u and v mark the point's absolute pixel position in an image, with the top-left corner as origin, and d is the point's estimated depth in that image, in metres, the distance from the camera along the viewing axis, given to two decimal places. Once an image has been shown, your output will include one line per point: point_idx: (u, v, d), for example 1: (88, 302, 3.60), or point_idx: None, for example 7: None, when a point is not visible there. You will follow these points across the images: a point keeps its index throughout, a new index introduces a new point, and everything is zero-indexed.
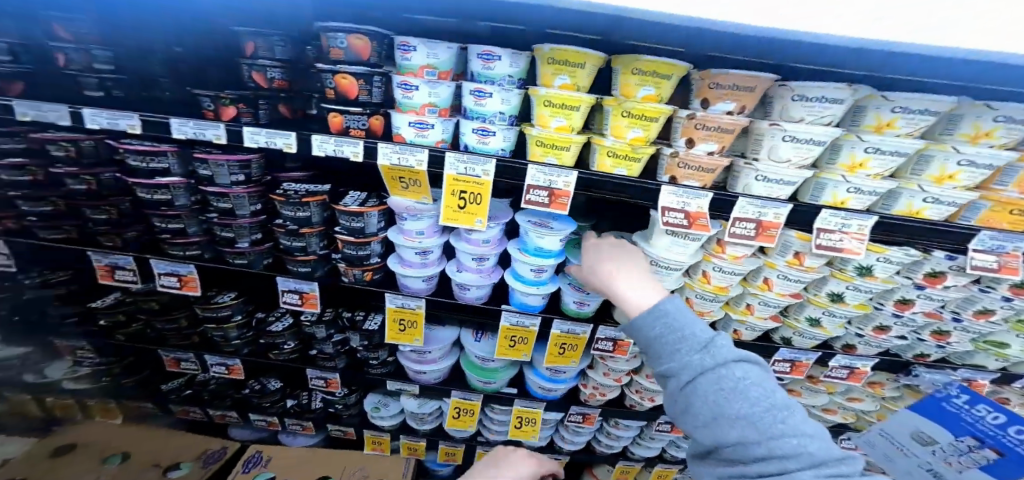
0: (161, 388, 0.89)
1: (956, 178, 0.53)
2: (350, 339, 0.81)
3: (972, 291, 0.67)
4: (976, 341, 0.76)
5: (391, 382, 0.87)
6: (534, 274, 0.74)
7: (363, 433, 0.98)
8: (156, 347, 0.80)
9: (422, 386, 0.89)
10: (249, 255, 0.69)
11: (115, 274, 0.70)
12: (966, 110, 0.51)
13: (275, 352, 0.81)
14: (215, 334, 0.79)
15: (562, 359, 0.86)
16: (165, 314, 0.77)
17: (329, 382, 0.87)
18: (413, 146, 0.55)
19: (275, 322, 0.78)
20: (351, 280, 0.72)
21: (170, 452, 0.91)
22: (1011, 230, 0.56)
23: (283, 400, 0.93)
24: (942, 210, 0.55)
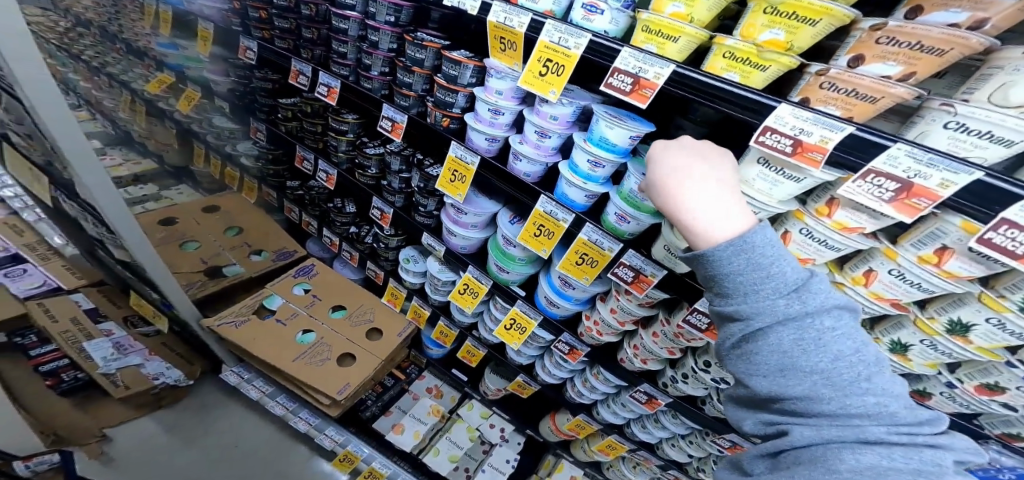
0: (288, 184, 1.46)
1: None
2: (415, 177, 1.12)
3: None
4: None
5: (426, 235, 1.21)
6: (592, 165, 0.84)
7: (389, 280, 1.47)
8: (297, 144, 1.29)
9: (446, 249, 1.20)
10: (375, 82, 1.03)
11: (300, 78, 1.12)
12: None
13: (361, 172, 1.20)
14: (333, 142, 1.20)
15: (577, 270, 0.96)
16: (314, 118, 1.21)
17: (383, 217, 1.26)
18: (521, 9, 0.78)
19: (369, 147, 1.16)
20: (433, 121, 1.00)
21: (261, 240, 1.51)
22: None
23: (350, 222, 1.43)
24: None
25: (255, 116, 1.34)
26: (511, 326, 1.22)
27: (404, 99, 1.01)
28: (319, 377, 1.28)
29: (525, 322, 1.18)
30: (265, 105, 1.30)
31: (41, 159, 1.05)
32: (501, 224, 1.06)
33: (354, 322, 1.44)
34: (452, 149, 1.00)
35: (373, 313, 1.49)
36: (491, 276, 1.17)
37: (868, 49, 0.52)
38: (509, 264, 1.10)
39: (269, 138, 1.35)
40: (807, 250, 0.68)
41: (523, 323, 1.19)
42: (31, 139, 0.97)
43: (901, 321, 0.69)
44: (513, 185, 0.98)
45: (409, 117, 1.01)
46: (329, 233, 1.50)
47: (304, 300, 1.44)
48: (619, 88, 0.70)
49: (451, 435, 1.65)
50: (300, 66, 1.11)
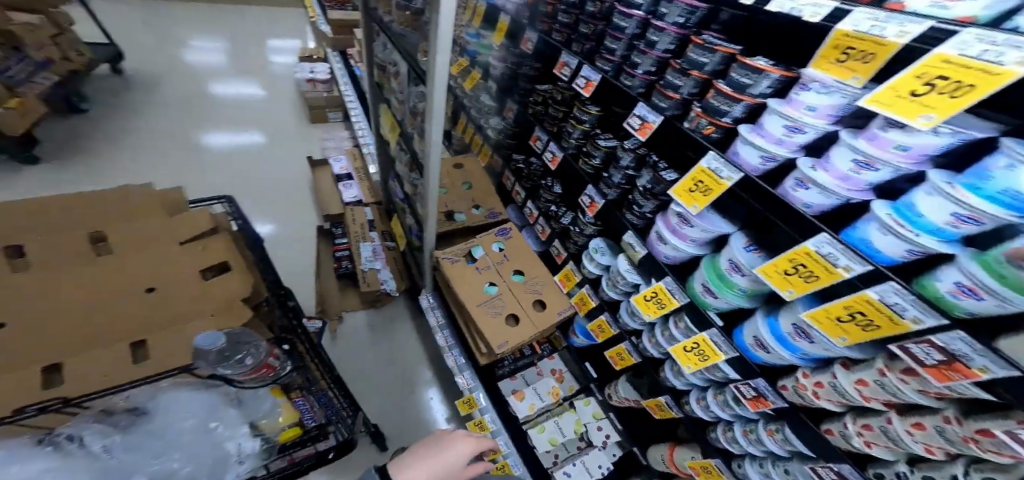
0: (512, 156, 1.74)
1: None
2: (643, 177, 1.10)
3: None
4: None
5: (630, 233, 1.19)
6: (945, 224, 0.55)
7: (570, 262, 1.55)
8: (535, 124, 1.50)
9: (647, 253, 1.17)
10: (636, 79, 1.04)
11: (564, 69, 1.25)
12: None
13: (585, 160, 1.27)
14: (569, 128, 1.30)
15: (836, 329, 0.73)
16: (561, 105, 1.34)
17: (589, 205, 1.31)
18: (914, 14, 0.53)
19: (602, 139, 1.21)
20: (692, 127, 0.95)
21: (483, 199, 1.87)
22: None
23: (551, 203, 1.55)
24: None
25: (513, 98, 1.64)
26: (689, 348, 1.13)
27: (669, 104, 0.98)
28: (489, 325, 1.46)
29: (710, 353, 1.07)
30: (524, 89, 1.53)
31: (400, 117, 1.71)
32: (730, 247, 0.95)
33: (527, 289, 1.57)
34: (706, 158, 0.92)
35: (542, 287, 1.59)
36: (689, 294, 1.09)
37: None
38: (722, 291, 0.99)
39: (517, 116, 1.64)
40: None
41: (707, 352, 1.08)
42: (405, 106, 1.57)
43: None
44: (778, 213, 0.81)
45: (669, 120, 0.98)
46: (530, 206, 1.69)
47: (497, 257, 1.64)
48: None
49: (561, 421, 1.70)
50: (569, 58, 1.22)
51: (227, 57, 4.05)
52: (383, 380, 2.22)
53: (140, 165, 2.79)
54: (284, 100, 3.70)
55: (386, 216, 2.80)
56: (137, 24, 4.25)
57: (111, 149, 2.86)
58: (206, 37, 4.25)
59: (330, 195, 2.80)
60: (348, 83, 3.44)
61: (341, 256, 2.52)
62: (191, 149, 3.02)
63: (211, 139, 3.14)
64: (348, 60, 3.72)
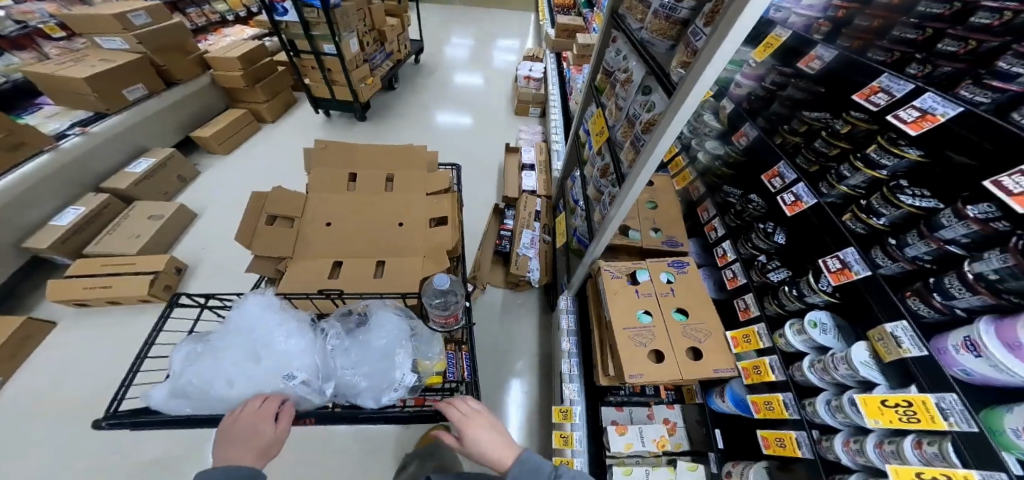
0: (728, 189, 1.53)
1: None
2: (986, 258, 0.65)
3: None
4: None
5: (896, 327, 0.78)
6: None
7: (764, 329, 1.19)
8: (784, 158, 1.22)
9: (924, 360, 0.71)
10: (999, 97, 0.69)
11: (876, 92, 0.90)
12: None
13: (863, 215, 0.90)
14: (848, 169, 0.97)
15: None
16: (843, 138, 1.01)
17: (838, 272, 0.93)
18: None
19: (907, 196, 0.81)
20: None
21: (671, 222, 1.72)
22: None
23: (769, 252, 1.26)
24: None
25: (754, 122, 1.38)
26: (924, 477, 0.65)
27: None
28: (630, 350, 1.25)
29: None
30: (779, 114, 1.29)
31: (612, 122, 1.83)
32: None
33: (687, 333, 1.29)
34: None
35: (706, 337, 1.28)
36: (981, 427, 0.62)
37: None
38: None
39: (753, 143, 1.38)
40: None
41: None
42: (628, 124, 1.66)
43: None
44: None
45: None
46: (732, 248, 1.43)
47: (662, 288, 1.44)
48: None
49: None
50: (887, 79, 0.90)
51: (471, 49, 4.89)
52: (498, 359, 2.32)
53: (394, 122, 3.67)
54: (502, 91, 4.25)
55: (552, 211, 2.90)
56: (424, 18, 5.56)
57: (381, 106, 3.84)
58: (465, 30, 5.27)
59: (512, 180, 3.08)
60: (556, 84, 3.65)
61: (503, 235, 2.73)
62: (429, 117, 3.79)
63: (442, 112, 3.87)
64: (563, 62, 3.95)
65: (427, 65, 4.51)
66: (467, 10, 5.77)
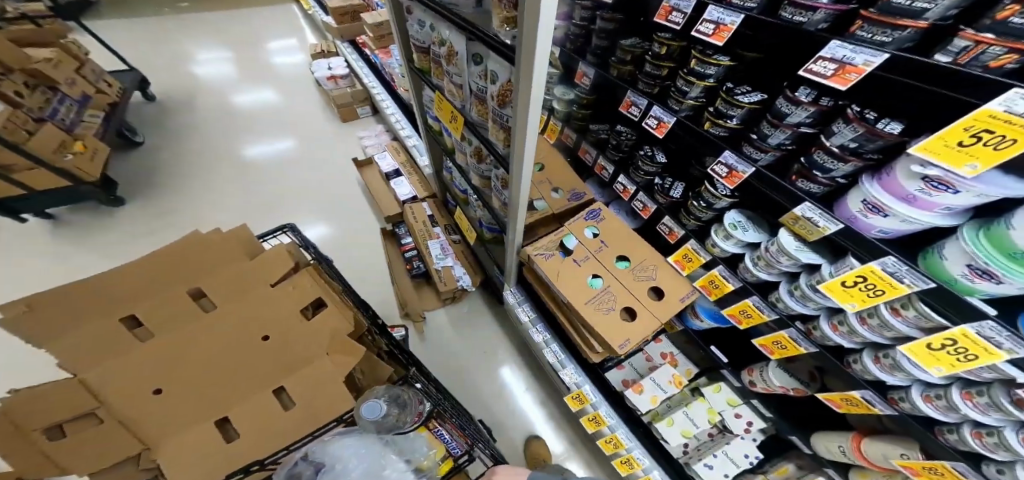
0: (593, 128, 1.58)
1: None
2: (840, 132, 0.74)
3: None
4: None
5: (807, 205, 0.88)
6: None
7: (693, 242, 1.33)
8: (628, 87, 1.30)
9: (845, 229, 0.82)
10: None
11: (671, 14, 1.03)
12: None
13: (718, 123, 1.03)
14: (684, 85, 1.09)
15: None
16: (664, 59, 1.14)
17: (730, 174, 1.04)
18: None
19: (743, 95, 0.95)
20: (889, 41, 0.61)
21: (561, 179, 1.74)
22: None
23: (655, 174, 1.39)
24: None
25: (584, 60, 1.42)
26: (934, 345, 0.77)
27: (852, 34, 0.65)
28: (602, 324, 1.40)
29: (981, 352, 0.68)
30: (598, 49, 1.36)
31: (460, 102, 1.41)
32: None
33: (639, 276, 1.49)
34: (995, 97, 0.50)
35: (655, 272, 1.50)
36: (933, 278, 0.71)
37: None
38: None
39: (595, 81, 1.44)
40: None
41: (975, 355, 0.70)
42: (460, 88, 1.34)
43: None
44: None
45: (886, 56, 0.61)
46: (623, 181, 1.51)
47: (594, 245, 1.56)
48: None
49: (690, 411, 1.80)
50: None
51: (236, 63, 3.91)
52: (475, 374, 2.26)
53: (195, 192, 2.82)
54: (309, 99, 3.58)
55: (445, 208, 2.69)
56: (149, 35, 4.19)
57: (161, 180, 2.87)
58: (213, 41, 4.15)
59: (384, 195, 2.74)
60: (370, 75, 3.19)
61: (411, 256, 2.49)
62: (237, 162, 3.04)
63: (251, 153, 3.12)
64: (360, 45, 3.50)
65: (189, 102, 3.46)
66: (198, 14, 4.49)
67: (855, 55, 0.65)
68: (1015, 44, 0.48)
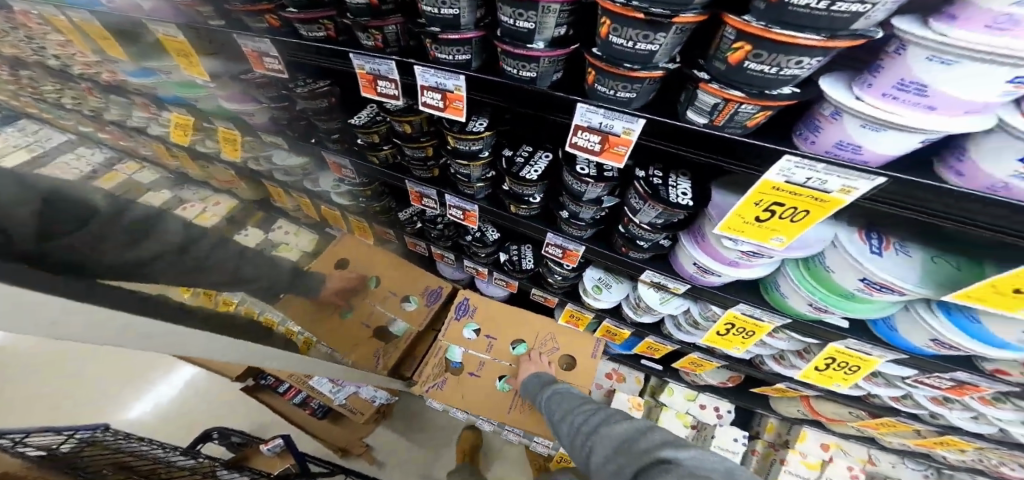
0: (399, 216, 1.27)
1: None
2: (641, 210, 0.65)
3: None
4: None
5: (650, 272, 0.82)
6: (1011, 178, 0.36)
7: (569, 304, 1.17)
8: (404, 179, 0.97)
9: (694, 286, 0.80)
10: (471, 48, 0.57)
11: (379, 86, 0.71)
12: None
13: (522, 206, 0.78)
14: (460, 172, 0.81)
15: (1012, 302, 0.46)
16: (415, 141, 0.84)
17: (566, 254, 0.86)
18: None
19: (528, 171, 0.71)
20: (636, 96, 0.47)
21: (398, 284, 1.38)
22: None
23: (497, 252, 1.14)
24: None
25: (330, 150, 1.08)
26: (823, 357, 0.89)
27: (594, 92, 0.50)
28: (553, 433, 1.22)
29: (858, 361, 0.83)
30: (327, 134, 1.05)
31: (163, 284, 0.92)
32: (848, 266, 0.57)
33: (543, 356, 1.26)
34: (772, 168, 0.46)
35: (554, 338, 1.30)
36: (787, 313, 0.76)
37: None
38: (848, 309, 0.65)
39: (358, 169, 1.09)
40: None
41: (854, 362, 0.85)
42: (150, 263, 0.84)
43: None
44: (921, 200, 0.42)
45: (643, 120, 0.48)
46: (470, 264, 1.25)
47: (482, 345, 1.28)
48: None
49: (664, 425, 1.56)
50: (363, 63, 0.69)
51: None
52: None
53: None
54: None
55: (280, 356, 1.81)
56: None
57: None
58: None
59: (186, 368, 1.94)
60: None
61: (303, 398, 1.73)
62: None
63: None
64: None
65: None
66: None
67: (611, 123, 0.51)
68: (762, 102, 0.41)
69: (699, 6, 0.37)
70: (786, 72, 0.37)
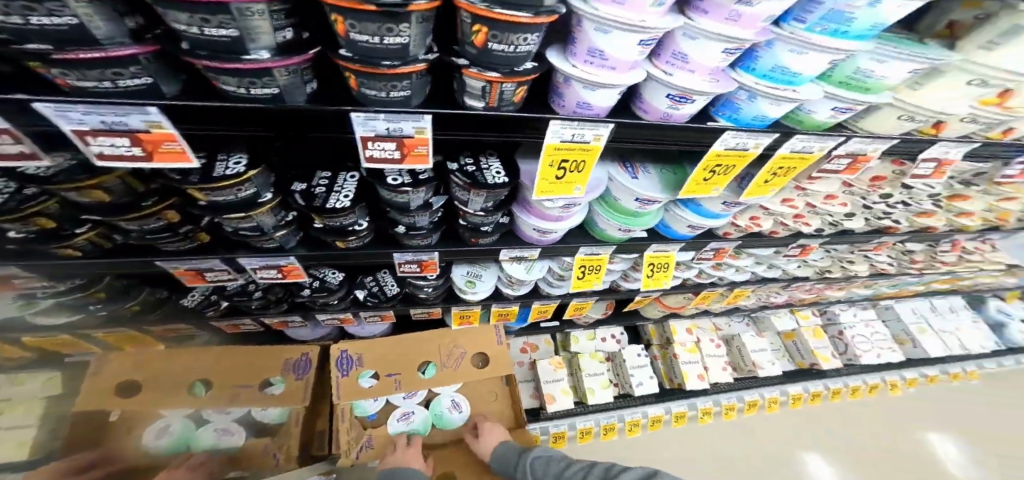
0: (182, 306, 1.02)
1: None
2: (472, 200, 0.71)
3: None
4: None
5: (506, 250, 0.90)
6: (669, 109, 0.55)
7: (452, 308, 1.21)
8: (153, 259, 0.76)
9: (543, 248, 0.92)
10: (149, 68, 0.39)
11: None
12: None
13: (351, 236, 0.76)
14: (240, 226, 0.69)
15: (706, 187, 0.73)
16: (134, 209, 0.61)
17: (423, 265, 0.89)
18: None
19: (336, 200, 0.67)
20: (410, 93, 0.49)
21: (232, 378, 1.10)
22: None
23: (350, 292, 1.07)
24: None
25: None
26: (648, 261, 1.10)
27: (363, 95, 0.48)
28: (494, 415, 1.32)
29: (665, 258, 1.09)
30: None
31: None
32: (624, 191, 0.76)
33: (455, 365, 1.25)
34: (547, 134, 0.55)
35: (461, 346, 1.28)
36: (608, 240, 0.95)
37: None
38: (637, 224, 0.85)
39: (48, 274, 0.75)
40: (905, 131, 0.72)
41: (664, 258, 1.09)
42: None
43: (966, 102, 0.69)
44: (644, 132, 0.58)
45: (428, 117, 0.51)
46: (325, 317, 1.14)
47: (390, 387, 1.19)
48: None
49: (587, 371, 1.72)
50: None
51: None
52: None
53: None
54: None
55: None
56: None
57: None
58: None
59: None
60: None
61: None
62: None
63: None
64: None
65: None
66: None
67: (399, 126, 0.51)
68: (517, 80, 0.49)
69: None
70: (520, 50, 0.45)
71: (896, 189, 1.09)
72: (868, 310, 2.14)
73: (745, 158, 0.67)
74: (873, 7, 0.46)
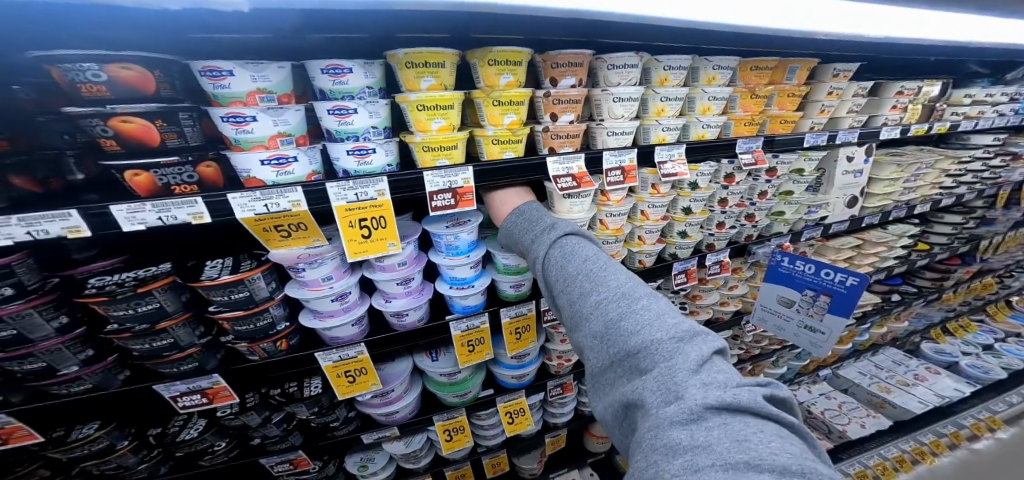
0: None
1: (675, 241, 1.05)
2: (299, 411, 0.83)
3: (725, 163, 0.99)
4: (772, 217, 1.22)
5: (365, 436, 0.96)
6: (405, 288, 0.79)
7: None
8: None
9: (402, 425, 0.99)
10: (91, 378, 0.58)
11: None
12: (647, 126, 0.84)
13: (207, 457, 0.79)
14: (105, 469, 0.70)
15: (477, 354, 0.92)
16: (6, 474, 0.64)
17: (296, 462, 0.91)
18: (278, 187, 0.53)
19: (187, 430, 0.75)
20: (231, 339, 0.67)
21: None
22: (747, 135, 0.95)
23: None
24: (669, 152, 0.85)
25: None
26: (512, 425, 1.09)
27: (195, 353, 0.63)
28: None
29: (526, 421, 1.10)
30: None
31: None
32: (433, 373, 0.97)
33: None
34: (320, 359, 0.74)
35: None
36: (457, 404, 1.04)
37: (552, 72, 0.72)
38: (456, 389, 1.00)
39: None
40: (619, 221, 0.91)
41: (521, 419, 1.09)
42: None
43: (645, 127, 0.85)
44: (398, 342, 0.82)
45: (213, 310, 0.62)
46: None
47: None
48: (445, 206, 0.66)
49: None
50: None
51: None
52: None
53: None
54: None
55: None
56: None
57: None
58: None
59: None
60: None
61: None
62: None
63: None
64: None
65: None
66: None
67: (196, 384, 0.65)
68: (275, 301, 0.66)
69: (177, 278, 0.58)
70: (259, 293, 0.64)
71: (742, 205, 1.11)
72: (822, 384, 1.87)
73: (485, 332, 0.91)
74: (452, 236, 0.77)
